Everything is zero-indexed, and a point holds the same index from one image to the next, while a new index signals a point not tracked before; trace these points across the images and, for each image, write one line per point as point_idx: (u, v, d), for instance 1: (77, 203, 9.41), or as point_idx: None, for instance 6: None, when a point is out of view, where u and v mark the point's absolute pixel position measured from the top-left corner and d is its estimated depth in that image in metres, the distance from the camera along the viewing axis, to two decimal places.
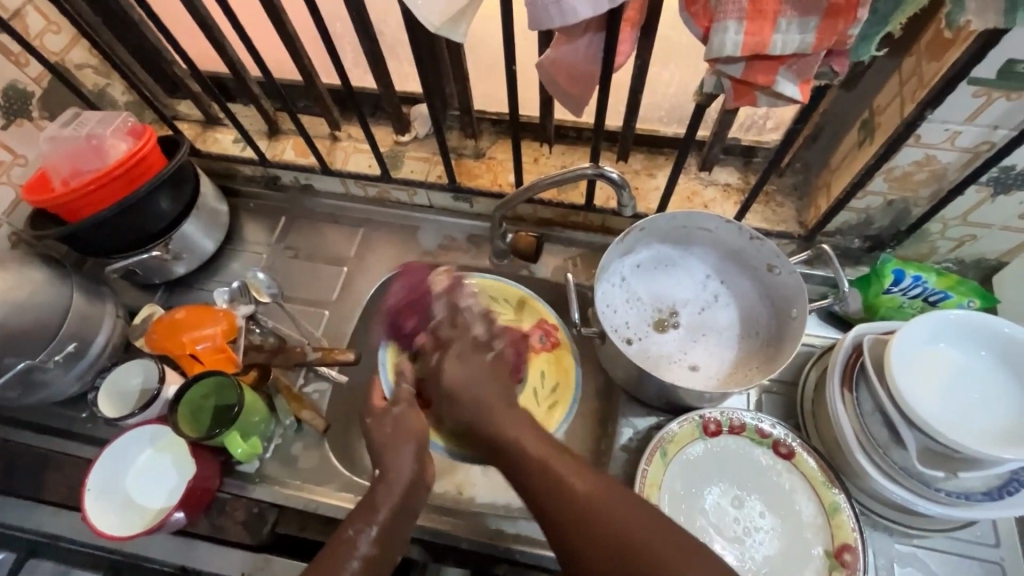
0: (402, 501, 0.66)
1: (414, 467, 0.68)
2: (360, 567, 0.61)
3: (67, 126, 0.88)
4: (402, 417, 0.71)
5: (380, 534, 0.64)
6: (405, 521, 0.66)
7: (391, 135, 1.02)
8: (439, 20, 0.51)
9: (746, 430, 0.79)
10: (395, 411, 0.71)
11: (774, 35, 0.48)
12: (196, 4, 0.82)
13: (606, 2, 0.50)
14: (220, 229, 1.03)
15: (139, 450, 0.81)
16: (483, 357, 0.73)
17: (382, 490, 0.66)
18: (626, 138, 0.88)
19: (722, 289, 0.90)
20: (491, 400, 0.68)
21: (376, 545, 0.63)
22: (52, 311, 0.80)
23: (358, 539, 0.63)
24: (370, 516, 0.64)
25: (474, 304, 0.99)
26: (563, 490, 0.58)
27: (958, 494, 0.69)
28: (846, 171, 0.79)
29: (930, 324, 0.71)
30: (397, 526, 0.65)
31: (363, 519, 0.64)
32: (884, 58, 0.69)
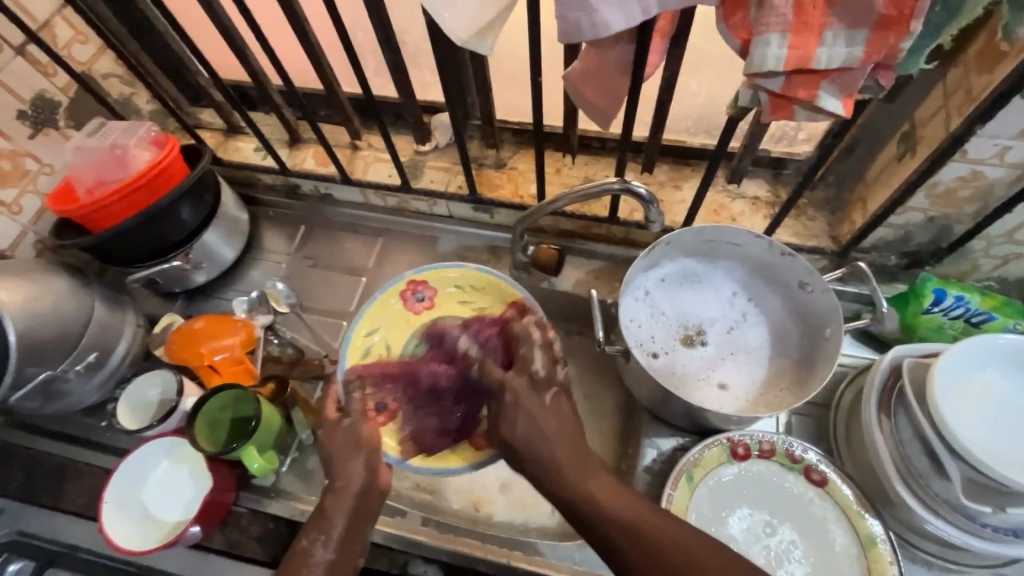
0: (358, 509, 0.65)
1: (366, 475, 0.66)
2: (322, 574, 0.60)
3: (92, 136, 0.89)
4: (353, 427, 0.69)
5: (337, 540, 0.62)
6: (366, 524, 0.65)
7: (411, 145, 1.01)
8: (467, 33, 0.49)
9: (776, 454, 0.76)
10: (348, 422, 0.70)
11: (819, 49, 0.45)
12: (220, 16, 0.82)
13: (641, 15, 0.48)
14: (239, 238, 1.02)
15: (157, 462, 0.81)
16: (544, 397, 0.65)
17: (331, 501, 0.64)
18: (652, 150, 0.85)
19: (753, 305, 0.87)
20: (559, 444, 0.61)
21: (335, 553, 0.62)
22: (74, 321, 0.80)
23: (313, 547, 0.61)
24: (328, 524, 0.63)
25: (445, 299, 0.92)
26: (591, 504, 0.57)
27: (1006, 530, 0.65)
28: (884, 185, 0.76)
29: (976, 348, 0.67)
30: (359, 529, 0.64)
31: (318, 528, 0.63)
32: (928, 69, 0.66)
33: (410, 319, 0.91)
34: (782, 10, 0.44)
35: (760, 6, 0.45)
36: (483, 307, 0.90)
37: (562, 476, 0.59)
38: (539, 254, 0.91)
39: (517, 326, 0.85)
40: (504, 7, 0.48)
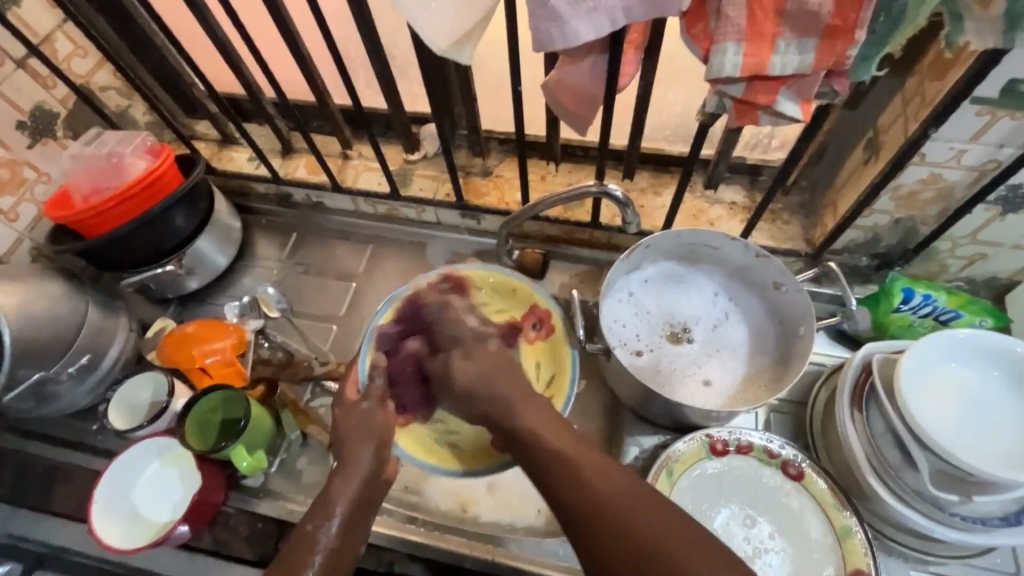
0: (359, 499, 0.66)
1: (372, 465, 0.69)
2: (323, 561, 0.61)
3: (90, 146, 0.91)
4: (371, 412, 0.74)
5: (340, 526, 0.64)
6: (366, 514, 0.67)
7: (400, 154, 1.04)
8: (446, 43, 0.52)
9: (754, 450, 0.78)
10: (365, 405, 0.74)
11: (772, 56, 0.49)
12: (216, 31, 0.85)
13: (608, 25, 0.51)
14: (232, 244, 1.05)
15: (146, 463, 0.82)
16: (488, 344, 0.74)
17: (338, 485, 0.67)
18: (631, 157, 0.89)
19: (731, 306, 0.89)
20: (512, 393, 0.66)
21: (337, 539, 0.63)
22: (67, 324, 0.81)
23: (318, 533, 0.63)
24: (330, 510, 0.65)
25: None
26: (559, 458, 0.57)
27: (975, 519, 0.67)
28: (852, 189, 0.79)
29: (941, 343, 0.70)
30: (360, 517, 0.66)
31: (322, 514, 0.64)
32: (887, 78, 0.69)
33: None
34: (736, 21, 0.47)
35: (718, 17, 0.48)
36: (509, 309, 0.88)
37: (548, 451, 0.59)
38: (523, 258, 0.94)
39: (553, 339, 0.85)
40: (481, 19, 0.51)
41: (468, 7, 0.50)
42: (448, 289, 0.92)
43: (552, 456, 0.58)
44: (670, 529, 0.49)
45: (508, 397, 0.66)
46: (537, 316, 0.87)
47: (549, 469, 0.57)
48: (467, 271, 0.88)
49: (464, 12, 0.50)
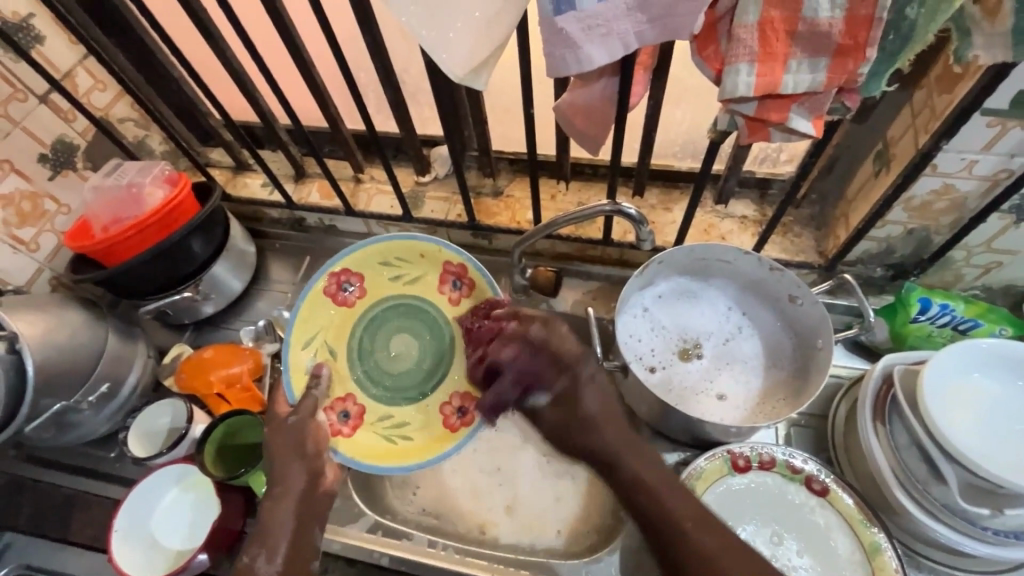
0: (302, 512, 0.67)
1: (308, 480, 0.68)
2: None
3: (109, 176, 0.93)
4: (299, 424, 0.73)
5: (283, 554, 0.63)
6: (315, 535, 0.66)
7: (412, 176, 1.05)
8: (463, 71, 0.53)
9: (776, 466, 0.77)
10: (292, 419, 0.74)
11: (785, 75, 0.50)
12: (233, 64, 0.87)
13: (622, 49, 0.52)
14: (247, 269, 1.06)
15: (165, 491, 0.82)
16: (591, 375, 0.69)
17: (273, 507, 0.66)
18: (641, 174, 0.89)
19: (745, 320, 0.89)
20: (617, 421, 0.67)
21: (284, 567, 0.63)
22: (88, 353, 0.82)
23: (255, 564, 0.62)
24: (272, 543, 0.64)
25: (376, 282, 0.91)
26: (648, 496, 0.62)
27: (1007, 533, 0.66)
28: (864, 201, 0.79)
29: (962, 353, 0.69)
30: (304, 535, 0.66)
31: (262, 545, 0.64)
32: (895, 91, 0.70)
33: (347, 313, 0.90)
34: (748, 43, 0.48)
35: (729, 40, 0.50)
36: (422, 276, 0.90)
37: (645, 486, 0.63)
38: (539, 277, 0.93)
39: (476, 293, 0.87)
40: (498, 47, 0.52)
41: (485, 36, 0.51)
42: (362, 279, 0.90)
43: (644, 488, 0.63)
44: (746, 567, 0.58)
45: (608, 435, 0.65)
46: (455, 273, 0.88)
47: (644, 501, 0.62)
48: (353, 260, 0.89)
49: (481, 41, 0.51)
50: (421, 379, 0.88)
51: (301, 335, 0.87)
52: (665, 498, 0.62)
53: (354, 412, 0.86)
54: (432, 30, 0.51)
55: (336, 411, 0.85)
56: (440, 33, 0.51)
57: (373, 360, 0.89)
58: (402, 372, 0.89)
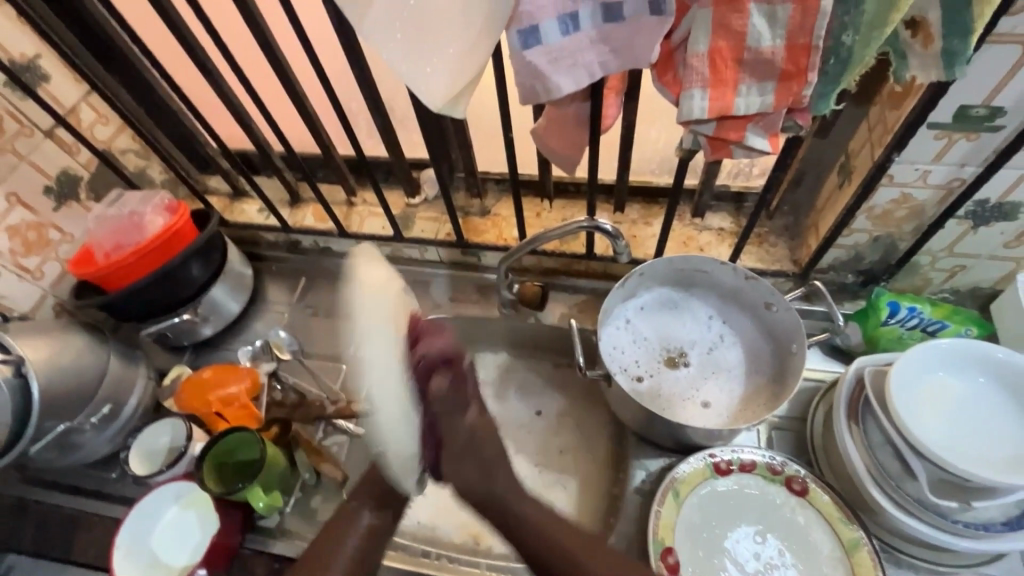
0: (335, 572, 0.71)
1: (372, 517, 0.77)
2: None
3: (111, 206, 0.97)
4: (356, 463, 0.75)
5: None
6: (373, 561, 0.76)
7: (402, 199, 1.09)
8: (442, 100, 0.57)
9: (758, 467, 0.79)
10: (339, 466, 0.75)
11: (736, 98, 0.54)
12: (230, 97, 0.92)
13: (588, 77, 0.56)
14: (245, 291, 1.09)
15: (166, 507, 0.84)
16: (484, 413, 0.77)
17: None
18: (621, 191, 0.94)
19: (726, 327, 0.92)
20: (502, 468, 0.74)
21: None
22: (90, 375, 0.85)
23: None
24: None
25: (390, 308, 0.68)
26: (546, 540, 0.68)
27: (977, 525, 0.68)
28: (831, 211, 0.83)
29: (927, 354, 0.73)
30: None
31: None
32: (852, 108, 0.75)
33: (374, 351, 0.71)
34: (700, 70, 0.53)
35: (684, 69, 0.54)
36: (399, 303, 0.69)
37: (539, 532, 0.68)
38: (527, 293, 0.97)
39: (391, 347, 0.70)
40: (473, 78, 0.56)
41: (460, 70, 0.56)
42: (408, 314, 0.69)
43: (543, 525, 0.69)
44: None
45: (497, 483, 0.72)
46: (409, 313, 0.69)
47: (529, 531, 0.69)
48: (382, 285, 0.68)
49: (457, 74, 0.56)
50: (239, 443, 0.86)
51: None
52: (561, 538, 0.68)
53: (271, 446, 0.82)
54: (412, 66, 0.55)
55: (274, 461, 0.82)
56: (419, 68, 0.55)
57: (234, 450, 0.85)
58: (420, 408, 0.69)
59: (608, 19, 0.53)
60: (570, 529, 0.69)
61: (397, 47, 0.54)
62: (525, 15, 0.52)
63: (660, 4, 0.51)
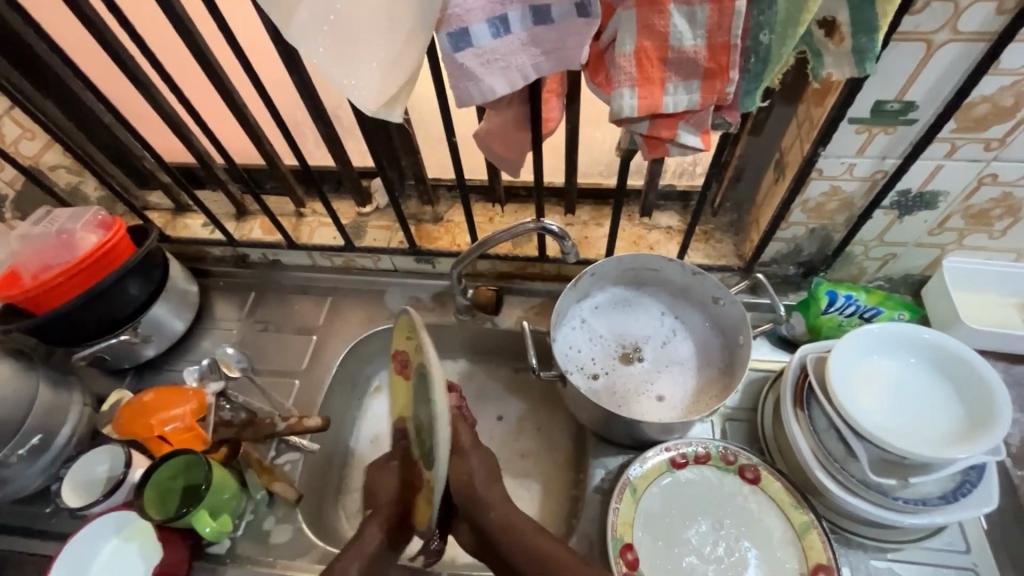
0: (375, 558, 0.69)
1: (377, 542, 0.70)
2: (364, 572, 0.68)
3: (38, 224, 0.92)
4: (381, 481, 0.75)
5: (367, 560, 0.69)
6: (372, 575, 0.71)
7: (353, 208, 1.07)
8: (375, 104, 0.57)
9: (712, 459, 0.81)
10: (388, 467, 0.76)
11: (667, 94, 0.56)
12: (165, 107, 0.88)
13: (521, 80, 0.57)
14: (189, 308, 1.05)
15: (105, 539, 0.79)
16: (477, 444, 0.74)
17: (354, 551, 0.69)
18: (570, 193, 0.95)
19: (677, 324, 0.94)
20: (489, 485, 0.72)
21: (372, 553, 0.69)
22: (17, 404, 0.80)
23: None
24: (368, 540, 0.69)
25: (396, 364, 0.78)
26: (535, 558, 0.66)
27: (916, 501, 0.71)
28: (769, 205, 0.86)
29: (863, 339, 0.76)
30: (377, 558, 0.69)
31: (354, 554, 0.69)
32: (782, 106, 0.78)
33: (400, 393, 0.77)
34: (627, 70, 0.54)
35: (613, 70, 0.55)
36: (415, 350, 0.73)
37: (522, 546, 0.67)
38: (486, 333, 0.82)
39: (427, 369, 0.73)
40: (406, 83, 0.56)
41: (392, 75, 0.55)
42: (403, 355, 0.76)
43: (528, 555, 0.67)
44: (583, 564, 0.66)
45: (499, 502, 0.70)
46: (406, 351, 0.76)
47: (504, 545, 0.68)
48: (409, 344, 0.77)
49: (389, 79, 0.55)
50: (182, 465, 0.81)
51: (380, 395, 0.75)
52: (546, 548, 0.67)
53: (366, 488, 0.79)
54: (343, 70, 0.54)
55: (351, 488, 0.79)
56: (350, 73, 0.55)
57: (174, 470, 0.80)
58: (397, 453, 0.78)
59: (538, 22, 0.54)
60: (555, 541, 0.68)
61: (325, 53, 0.54)
62: (454, 18, 0.53)
63: (586, 7, 0.52)
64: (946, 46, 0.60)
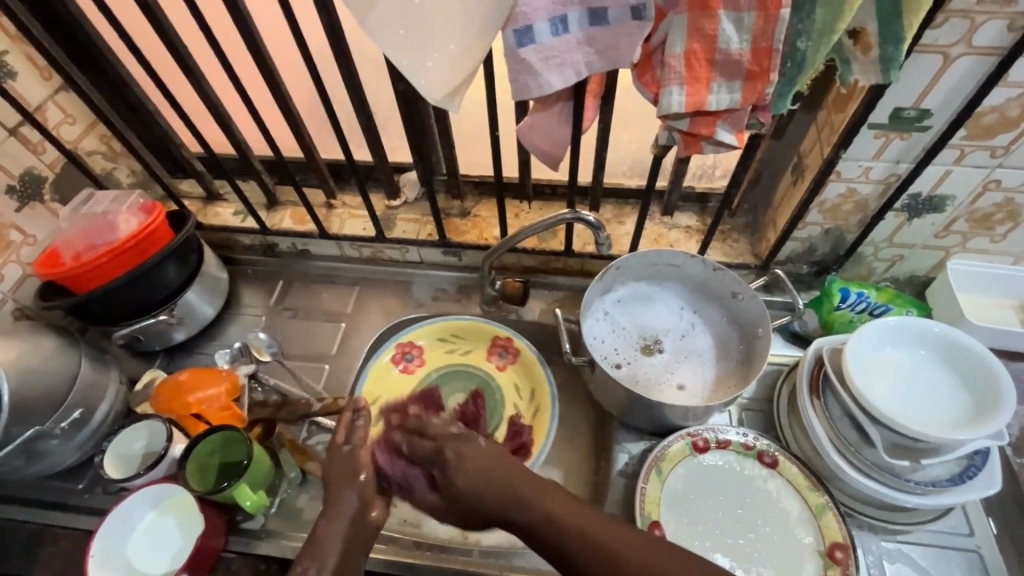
0: (351, 539, 0.63)
1: (360, 503, 0.64)
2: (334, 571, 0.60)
3: (82, 206, 0.95)
4: (353, 452, 0.68)
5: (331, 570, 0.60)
6: (357, 559, 0.63)
7: (383, 201, 1.11)
8: (440, 94, 0.61)
9: (733, 444, 0.85)
10: (348, 448, 0.69)
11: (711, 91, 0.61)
12: (211, 96, 0.91)
13: (575, 76, 0.61)
14: (220, 294, 1.08)
15: (143, 513, 0.81)
16: (480, 441, 0.64)
17: (324, 528, 0.62)
18: (596, 191, 0.99)
19: (696, 317, 0.98)
20: (511, 472, 0.59)
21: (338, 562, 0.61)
22: (61, 379, 0.82)
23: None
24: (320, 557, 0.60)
25: (436, 355, 1.02)
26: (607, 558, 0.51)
27: (927, 483, 0.75)
28: (787, 206, 0.91)
29: (876, 331, 0.81)
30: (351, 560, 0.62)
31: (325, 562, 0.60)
32: (803, 112, 0.83)
33: (407, 378, 1.00)
34: (677, 69, 0.59)
35: (663, 69, 0.60)
36: (471, 350, 1.02)
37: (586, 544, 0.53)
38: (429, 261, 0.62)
39: (521, 360, 0.99)
40: (471, 76, 0.60)
41: (458, 67, 0.59)
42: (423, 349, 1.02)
43: (602, 556, 0.52)
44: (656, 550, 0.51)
45: (530, 494, 0.57)
46: (501, 343, 1.00)
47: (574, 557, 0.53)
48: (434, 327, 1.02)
49: (457, 70, 0.59)
50: (222, 442, 0.83)
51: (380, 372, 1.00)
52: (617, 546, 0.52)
53: None
54: (414, 61, 0.59)
55: None
56: (420, 63, 0.59)
57: (214, 447, 0.83)
58: None
59: (595, 23, 0.58)
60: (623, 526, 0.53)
61: (396, 44, 0.58)
62: (521, 16, 0.57)
63: (641, 10, 0.57)
64: (960, 59, 0.66)
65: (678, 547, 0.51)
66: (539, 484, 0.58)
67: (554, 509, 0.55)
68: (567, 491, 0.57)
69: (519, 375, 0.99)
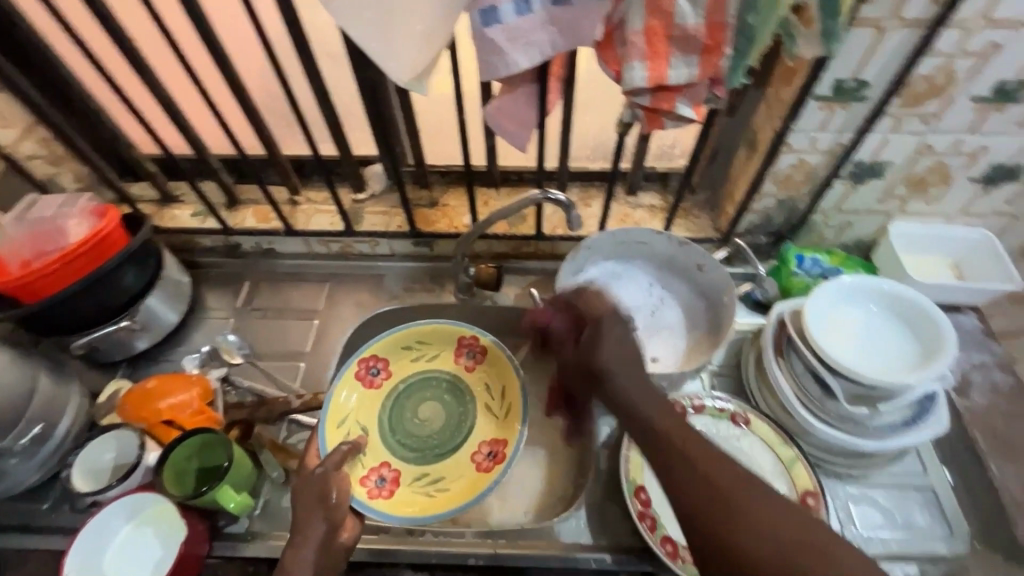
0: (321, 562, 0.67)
1: (329, 529, 0.68)
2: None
3: (27, 213, 0.89)
4: (325, 474, 0.72)
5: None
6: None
7: (349, 194, 1.09)
8: (409, 77, 0.62)
9: (706, 408, 0.89)
10: (321, 470, 0.73)
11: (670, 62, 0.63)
12: (163, 91, 0.88)
13: (539, 55, 0.62)
14: (183, 298, 1.04)
15: (118, 526, 0.78)
16: (617, 329, 0.69)
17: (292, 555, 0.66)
18: (563, 174, 1.01)
19: (665, 292, 1.02)
20: (656, 401, 0.64)
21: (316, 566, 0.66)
22: (17, 394, 0.77)
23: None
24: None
25: (399, 365, 0.96)
26: (721, 497, 0.57)
27: (884, 427, 0.81)
28: (743, 179, 0.96)
29: (832, 291, 0.86)
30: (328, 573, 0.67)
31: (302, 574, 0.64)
32: (753, 88, 0.87)
33: (373, 395, 0.94)
34: (637, 45, 0.62)
35: (623, 46, 0.63)
36: (437, 353, 0.97)
37: (713, 485, 0.57)
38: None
39: (490, 356, 0.95)
40: (437, 57, 0.61)
41: (425, 49, 0.59)
42: (386, 362, 0.96)
43: (707, 492, 0.57)
44: (767, 510, 0.56)
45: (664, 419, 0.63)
46: (468, 343, 0.96)
47: (687, 479, 0.58)
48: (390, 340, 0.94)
49: (423, 52, 0.60)
50: (199, 447, 0.81)
51: (342, 401, 0.91)
52: (734, 496, 0.57)
53: (390, 476, 0.89)
54: (381, 46, 0.59)
55: (372, 477, 0.88)
56: (386, 47, 0.59)
57: (190, 455, 0.80)
58: (433, 439, 0.92)
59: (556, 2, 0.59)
60: (748, 484, 0.58)
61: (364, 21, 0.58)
62: None
63: None
64: (892, 31, 0.71)
65: (781, 502, 0.57)
66: (658, 403, 0.64)
67: (675, 432, 0.62)
68: (690, 427, 0.63)
69: (489, 375, 0.96)
